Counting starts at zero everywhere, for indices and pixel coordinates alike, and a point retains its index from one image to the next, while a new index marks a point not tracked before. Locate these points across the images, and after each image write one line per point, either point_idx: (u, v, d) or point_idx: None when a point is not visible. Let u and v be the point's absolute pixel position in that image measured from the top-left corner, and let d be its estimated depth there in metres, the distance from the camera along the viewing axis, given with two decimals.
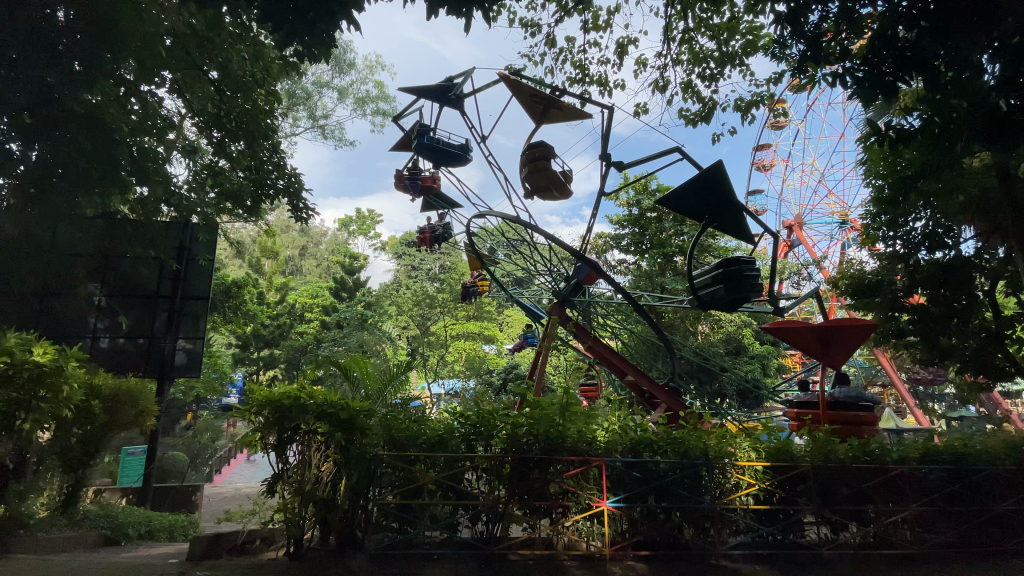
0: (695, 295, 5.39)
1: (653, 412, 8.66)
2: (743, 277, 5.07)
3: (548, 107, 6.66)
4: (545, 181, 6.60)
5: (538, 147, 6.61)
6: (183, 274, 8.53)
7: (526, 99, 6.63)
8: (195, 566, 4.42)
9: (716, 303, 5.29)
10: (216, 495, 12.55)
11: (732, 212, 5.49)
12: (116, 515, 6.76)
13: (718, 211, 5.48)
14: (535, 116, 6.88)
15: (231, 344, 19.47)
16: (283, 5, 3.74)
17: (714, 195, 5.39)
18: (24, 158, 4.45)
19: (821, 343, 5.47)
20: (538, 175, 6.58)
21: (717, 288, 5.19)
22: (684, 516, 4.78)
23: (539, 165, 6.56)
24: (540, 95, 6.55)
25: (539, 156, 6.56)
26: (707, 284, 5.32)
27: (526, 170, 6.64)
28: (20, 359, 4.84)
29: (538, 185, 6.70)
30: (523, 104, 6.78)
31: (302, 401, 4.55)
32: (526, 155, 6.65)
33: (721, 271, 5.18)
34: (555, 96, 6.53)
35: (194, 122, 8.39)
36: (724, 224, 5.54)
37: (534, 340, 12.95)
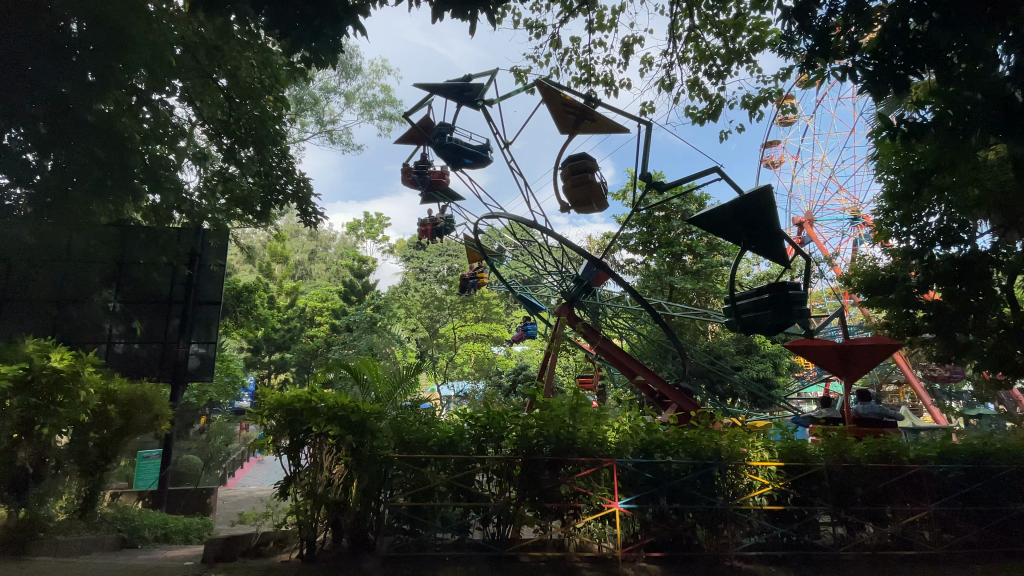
0: (736, 315, 4.49)
1: (663, 413, 8.61)
2: (791, 304, 4.19)
3: (580, 118, 6.19)
4: (586, 195, 5.96)
5: (580, 158, 5.95)
6: (193, 279, 8.94)
7: (557, 108, 6.18)
8: (210, 569, 4.46)
9: (757, 326, 4.42)
10: (230, 498, 12.67)
11: (775, 236, 4.24)
12: (132, 518, 6.87)
13: (756, 235, 4.26)
14: (566, 126, 6.41)
15: (243, 348, 19.72)
16: (289, 12, 3.77)
17: (754, 217, 4.18)
18: (40, 168, 4.60)
19: (842, 360, 5.41)
20: (580, 189, 5.95)
21: (759, 313, 4.33)
22: (697, 517, 4.75)
23: (582, 178, 5.92)
24: (573, 104, 6.08)
25: (583, 169, 5.92)
26: (745, 304, 4.44)
27: (567, 183, 5.99)
28: (38, 365, 4.94)
29: (577, 200, 6.08)
30: (555, 113, 6.32)
31: (312, 404, 4.59)
32: (567, 168, 5.98)
33: (765, 296, 4.31)
34: (588, 106, 6.05)
35: (203, 129, 8.47)
36: (763, 249, 4.32)
37: (533, 331, 12.88)
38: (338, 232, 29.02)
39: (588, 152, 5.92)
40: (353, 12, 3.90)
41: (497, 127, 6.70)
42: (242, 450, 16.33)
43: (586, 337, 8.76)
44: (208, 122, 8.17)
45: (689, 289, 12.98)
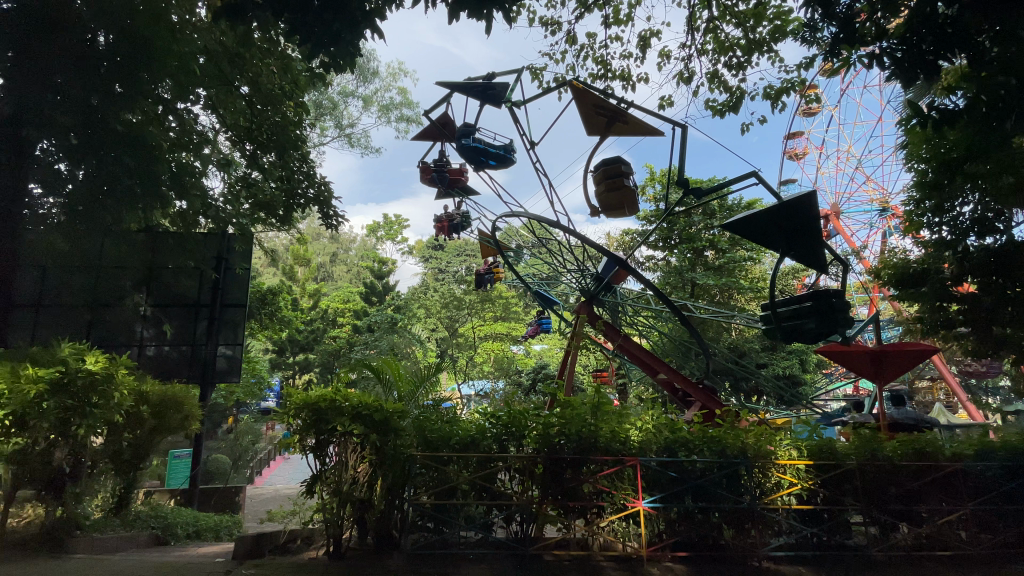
0: (775, 322, 4.22)
1: (686, 411, 8.46)
2: (836, 312, 3.95)
3: (612, 120, 6.20)
4: (618, 200, 6.08)
5: (613, 163, 6.05)
6: (220, 282, 8.86)
7: (589, 110, 6.17)
8: (240, 565, 4.55)
9: (797, 334, 4.16)
10: (258, 496, 12.96)
11: (817, 243, 4.14)
12: (165, 516, 7.08)
13: (796, 242, 4.16)
14: (596, 128, 6.42)
15: (269, 349, 20.13)
16: (309, 18, 3.83)
17: (794, 223, 4.10)
18: (71, 177, 4.84)
19: (873, 363, 5.27)
20: (613, 194, 6.05)
21: (802, 321, 4.08)
22: (723, 516, 4.67)
23: (616, 183, 6.03)
24: (606, 107, 6.08)
25: (616, 173, 6.02)
26: (786, 311, 4.17)
27: (600, 189, 6.08)
28: (74, 367, 5.13)
29: (609, 204, 6.18)
30: (585, 115, 6.31)
31: (337, 403, 4.66)
32: (601, 172, 6.07)
33: (807, 303, 4.06)
34: (622, 108, 6.05)
35: (226, 136, 8.67)
36: (803, 256, 4.22)
37: (548, 325, 12.30)
38: (358, 235, 29.42)
39: (622, 156, 6.03)
40: (370, 15, 3.94)
41: (523, 127, 6.73)
42: (269, 450, 16.69)
43: (607, 335, 8.68)
44: (231, 129, 8.36)
45: (711, 285, 12.80)
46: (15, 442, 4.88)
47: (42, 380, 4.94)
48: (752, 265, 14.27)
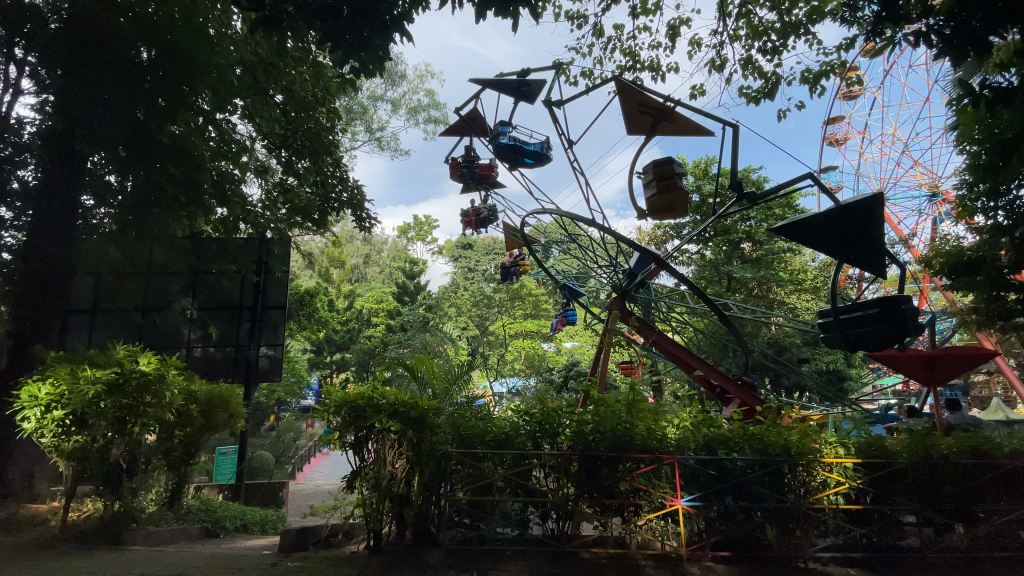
0: (838, 330, 3.99)
1: (725, 408, 8.24)
2: (904, 318, 3.72)
3: (658, 119, 5.89)
4: (670, 203, 5.80)
5: (665, 164, 5.74)
6: (261, 285, 9.28)
7: (633, 109, 5.86)
8: (286, 557, 4.72)
9: (862, 343, 3.90)
10: (300, 491, 13.40)
11: (876, 249, 3.99)
12: (214, 510, 7.39)
13: (855, 246, 4.00)
14: (639, 128, 6.09)
15: (307, 349, 20.73)
16: (339, 25, 3.91)
17: (853, 227, 3.95)
18: (120, 187, 5.67)
19: (927, 366, 5.01)
20: (665, 196, 5.76)
21: (867, 328, 3.83)
22: (766, 516, 4.54)
23: (669, 185, 5.73)
24: (651, 105, 5.78)
25: (668, 175, 5.72)
26: (850, 318, 3.93)
27: (650, 192, 5.81)
28: (129, 369, 5.41)
29: (659, 207, 5.90)
30: (628, 114, 5.99)
31: (375, 400, 4.77)
32: (653, 174, 5.78)
33: (872, 310, 3.83)
34: (668, 107, 5.75)
35: (263, 143, 8.97)
36: (863, 263, 4.05)
37: (574, 316, 11.36)
38: (390, 236, 29.95)
39: (674, 156, 5.71)
40: (399, 18, 4.04)
41: (560, 126, 6.46)
42: (309, 447, 17.20)
43: (641, 332, 8.50)
44: (267, 137, 8.64)
45: (749, 279, 12.48)
46: (75, 440, 5.26)
47: (100, 381, 5.23)
48: (791, 257, 13.79)
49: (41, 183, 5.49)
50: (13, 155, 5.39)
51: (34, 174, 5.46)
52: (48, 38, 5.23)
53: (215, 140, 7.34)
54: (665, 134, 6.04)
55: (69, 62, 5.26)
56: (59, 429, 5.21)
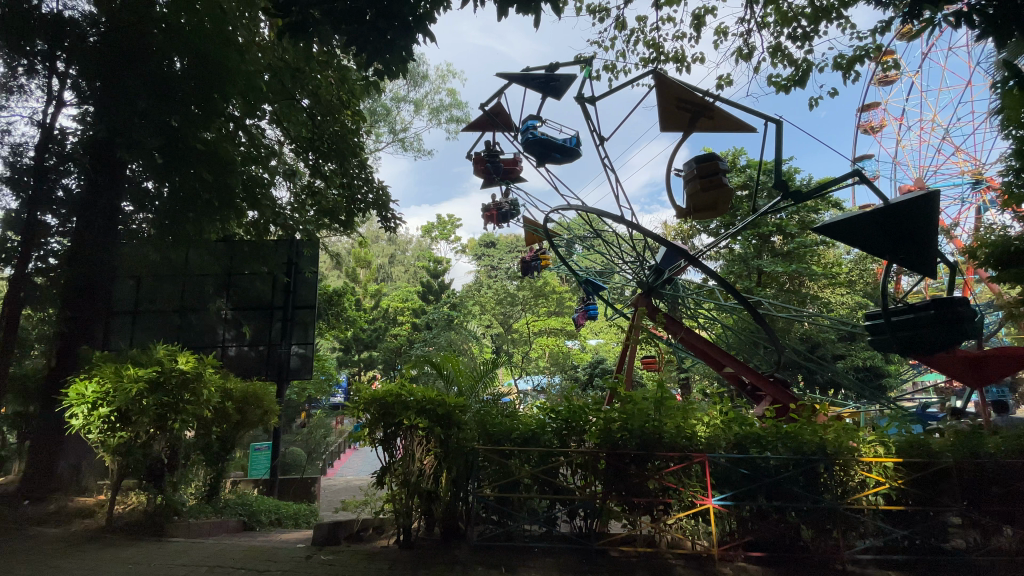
0: (890, 333, 3.91)
1: (757, 406, 8.04)
2: (962, 320, 3.69)
3: (697, 115, 5.69)
4: (712, 202, 5.47)
5: (708, 160, 5.47)
6: (292, 286, 9.28)
7: (672, 104, 5.63)
8: (319, 551, 4.85)
9: (914, 345, 3.86)
10: (331, 487, 13.68)
11: (926, 247, 3.86)
12: (250, 504, 7.61)
13: (904, 247, 3.88)
14: (675, 125, 5.87)
15: (335, 348, 21.13)
16: (364, 28, 3.96)
17: (904, 227, 3.82)
18: (157, 191, 6.26)
19: (974, 366, 4.73)
20: (708, 194, 5.43)
21: (921, 330, 3.78)
22: (802, 516, 4.43)
23: (712, 181, 5.43)
24: (691, 101, 5.57)
25: (712, 171, 5.43)
26: (904, 321, 3.85)
27: (692, 190, 5.47)
28: (168, 367, 5.60)
29: (700, 205, 5.57)
30: (664, 110, 5.77)
31: (402, 397, 4.83)
32: (695, 170, 5.48)
33: (927, 312, 3.77)
34: (708, 102, 5.55)
35: (291, 147, 9.19)
36: (911, 260, 3.93)
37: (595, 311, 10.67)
38: (414, 236, 30.25)
39: (717, 152, 5.44)
40: (422, 19, 4.07)
41: (593, 123, 6.32)
42: (339, 443, 17.54)
43: (668, 329, 8.34)
44: (295, 141, 8.83)
45: (780, 273, 12.16)
46: (120, 435, 5.50)
47: (142, 379, 5.44)
48: (823, 250, 13.39)
49: (84, 191, 5.98)
50: (58, 164, 5.85)
51: (77, 183, 5.94)
52: (84, 52, 5.59)
53: (245, 144, 7.56)
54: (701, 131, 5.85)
55: (107, 75, 5.65)
56: (104, 425, 5.48)
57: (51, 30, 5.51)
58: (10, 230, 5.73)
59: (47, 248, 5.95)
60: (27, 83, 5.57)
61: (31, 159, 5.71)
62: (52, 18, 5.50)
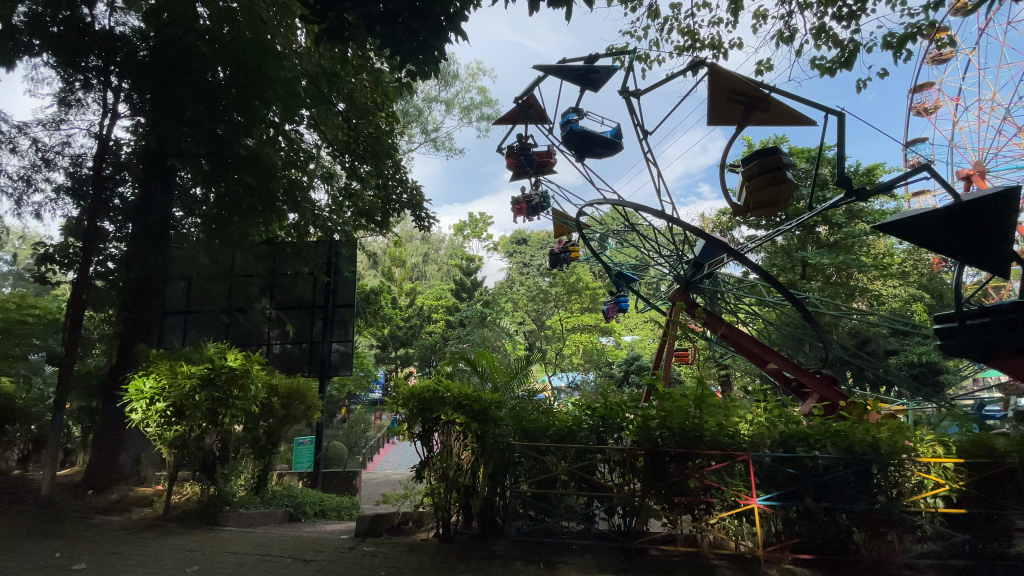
0: (966, 337, 3.51)
1: (804, 404, 7.67)
2: None
3: (752, 108, 5.16)
4: (773, 199, 4.85)
5: (771, 154, 4.78)
6: (332, 285, 9.34)
7: (724, 97, 5.14)
8: (362, 542, 5.00)
9: (991, 349, 3.46)
10: (371, 480, 14.07)
11: (1002, 249, 3.35)
12: (296, 495, 7.92)
13: (977, 249, 3.39)
14: (728, 119, 5.35)
15: (373, 345, 21.62)
16: (397, 29, 4.01)
17: (974, 226, 3.31)
18: (203, 199, 6.63)
19: None
20: (767, 191, 4.80)
21: (1003, 334, 3.39)
22: (853, 519, 4.22)
23: (773, 178, 4.78)
24: (745, 92, 5.05)
25: (775, 166, 4.76)
26: (981, 325, 3.45)
27: (749, 187, 4.88)
28: (219, 363, 5.89)
29: (759, 203, 4.96)
30: (715, 104, 5.29)
31: (440, 393, 4.90)
32: (753, 166, 4.84)
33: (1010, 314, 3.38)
34: (765, 92, 5.01)
35: (328, 151, 9.48)
36: (984, 264, 3.43)
37: (627, 304, 10.27)
38: (447, 234, 30.62)
39: (780, 145, 4.78)
40: (454, 18, 4.08)
41: (638, 117, 5.98)
42: (379, 438, 18.00)
43: (708, 324, 8.06)
44: (332, 144, 9.11)
45: (827, 265, 11.60)
46: (176, 429, 5.81)
47: (194, 375, 5.75)
48: (873, 240, 12.70)
49: (138, 198, 6.56)
50: (114, 174, 6.43)
51: (132, 191, 6.52)
52: (136, 65, 6.01)
53: (285, 149, 7.85)
54: (756, 124, 5.34)
55: (158, 86, 5.97)
56: (161, 419, 5.83)
57: (104, 45, 6.00)
58: (73, 236, 6.42)
59: (105, 252, 6.52)
60: (84, 96, 6.33)
61: (90, 169, 6.33)
62: (105, 34, 6.03)
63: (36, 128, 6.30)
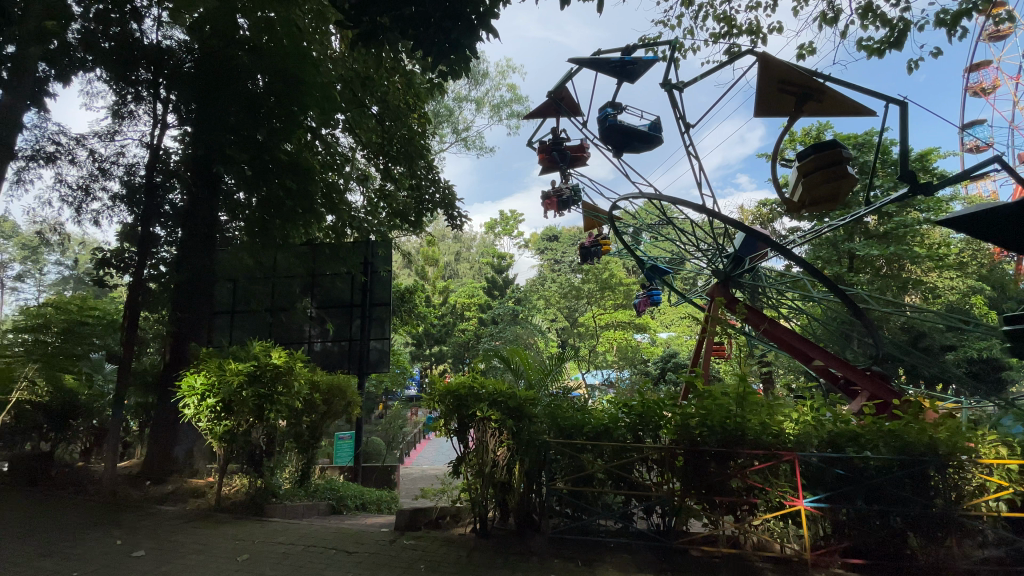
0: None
1: (853, 402, 7.36)
2: None
3: (805, 98, 4.94)
4: (830, 195, 4.59)
5: (829, 147, 4.49)
6: (369, 284, 9.56)
7: (774, 87, 4.91)
8: (402, 536, 5.11)
9: None
10: (408, 475, 14.32)
11: None
12: (337, 489, 8.13)
13: None
14: (778, 110, 5.15)
15: (407, 343, 21.97)
16: (429, 29, 4.04)
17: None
18: (246, 202, 6.70)
19: None
20: (824, 187, 4.55)
21: None
22: (909, 522, 4.01)
23: (832, 174, 4.50)
24: (798, 82, 4.82)
25: (833, 161, 4.46)
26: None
27: (806, 183, 4.61)
28: (264, 361, 6.14)
29: (815, 198, 4.71)
30: (764, 95, 5.07)
31: (476, 389, 4.95)
32: (811, 161, 4.54)
33: None
34: (820, 82, 4.77)
35: (363, 153, 9.70)
36: None
37: (659, 298, 10.08)
38: (478, 233, 30.81)
39: (839, 137, 4.48)
40: (485, 16, 4.10)
41: (681, 110, 6.07)
42: (414, 434, 18.30)
43: (750, 320, 7.82)
44: (367, 146, 9.31)
45: (875, 256, 11.07)
46: (225, 424, 6.05)
47: (242, 372, 6.01)
48: (926, 229, 12.03)
49: (186, 204, 6.69)
50: (164, 180, 6.62)
51: (180, 198, 6.66)
52: (182, 78, 6.29)
53: (323, 152, 8.08)
54: (807, 115, 5.13)
55: (201, 94, 6.15)
56: (211, 414, 6.07)
57: (152, 59, 6.38)
58: (129, 241, 6.79)
59: (158, 256, 6.87)
60: (135, 108, 6.66)
61: (143, 177, 6.60)
62: (154, 48, 6.36)
63: (92, 140, 6.67)
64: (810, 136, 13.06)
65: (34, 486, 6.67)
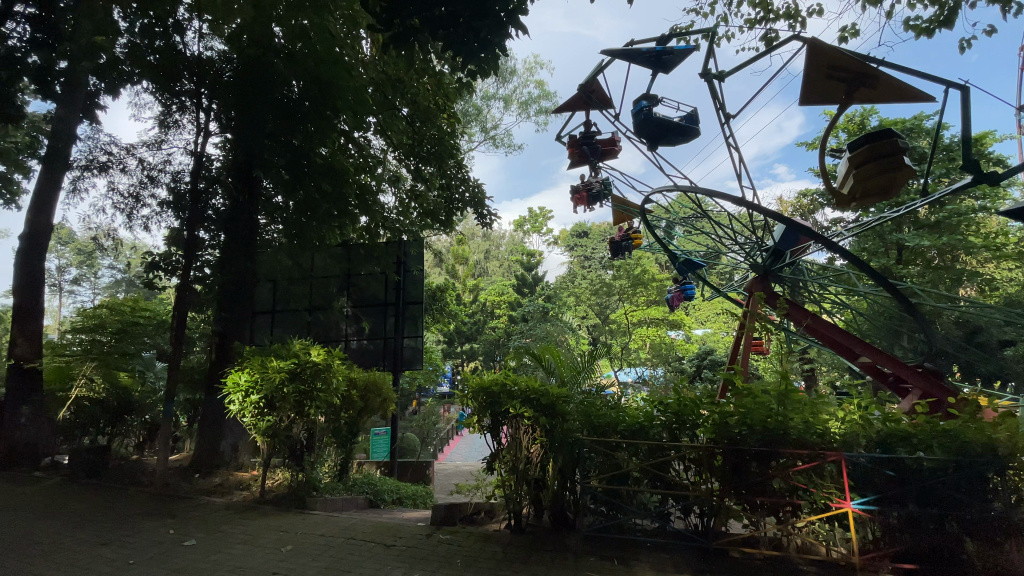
0: None
1: (903, 401, 7.01)
2: None
3: (856, 84, 4.71)
4: (884, 187, 4.37)
5: (882, 136, 4.28)
6: (402, 283, 9.50)
7: (822, 74, 4.71)
8: (438, 531, 5.19)
9: None
10: (442, 472, 14.46)
11: None
12: (375, 483, 8.33)
13: None
14: (826, 98, 4.93)
15: (439, 341, 22.20)
16: (459, 28, 4.07)
17: None
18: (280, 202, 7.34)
19: None
20: (878, 179, 4.33)
21: None
22: (965, 527, 3.80)
23: (887, 164, 4.28)
24: (848, 68, 4.60)
25: (889, 151, 4.25)
26: None
27: (857, 175, 4.39)
28: (305, 359, 6.35)
29: (868, 190, 4.49)
30: (812, 82, 4.86)
31: (508, 387, 4.98)
32: (863, 152, 4.34)
33: None
34: (873, 67, 4.55)
35: (395, 154, 9.87)
36: None
37: (691, 292, 9.87)
38: (508, 231, 30.83)
39: (894, 126, 4.26)
40: (514, 13, 4.08)
41: (720, 101, 5.91)
42: (447, 432, 18.48)
43: (792, 315, 7.56)
44: (398, 148, 9.46)
45: (927, 247, 10.50)
46: (269, 419, 6.29)
47: (284, 369, 6.23)
48: (983, 218, 11.33)
49: (228, 208, 7.10)
50: (206, 187, 6.86)
51: (222, 202, 7.03)
52: (218, 85, 6.53)
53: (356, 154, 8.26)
54: (859, 102, 4.89)
55: (239, 102, 6.44)
56: (256, 410, 6.32)
57: (195, 70, 6.59)
58: (175, 245, 7.16)
59: (203, 258, 7.11)
60: (180, 118, 6.97)
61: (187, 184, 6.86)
62: (195, 60, 6.59)
63: (140, 149, 7.03)
64: (854, 122, 12.48)
65: (95, 478, 7.09)
